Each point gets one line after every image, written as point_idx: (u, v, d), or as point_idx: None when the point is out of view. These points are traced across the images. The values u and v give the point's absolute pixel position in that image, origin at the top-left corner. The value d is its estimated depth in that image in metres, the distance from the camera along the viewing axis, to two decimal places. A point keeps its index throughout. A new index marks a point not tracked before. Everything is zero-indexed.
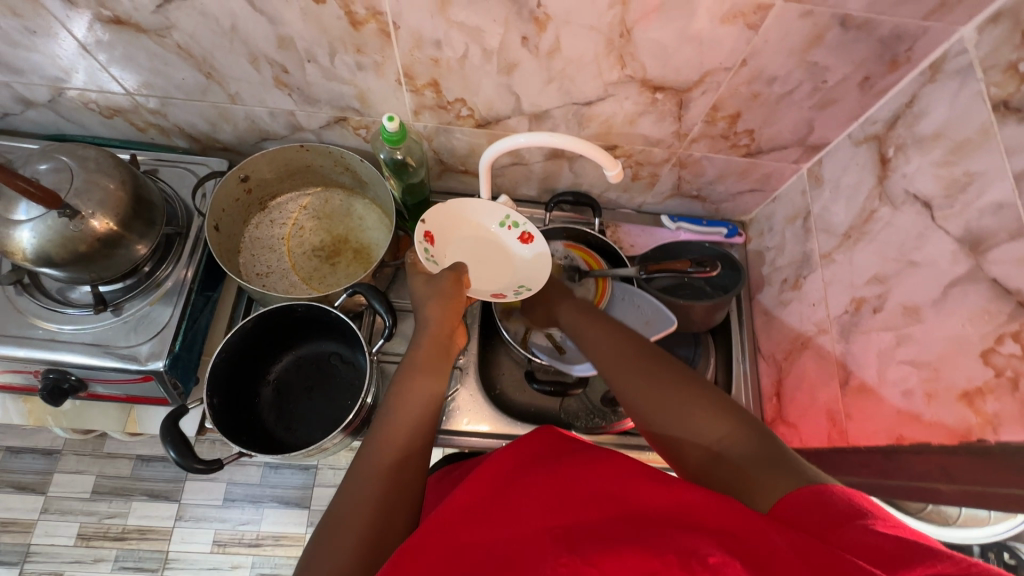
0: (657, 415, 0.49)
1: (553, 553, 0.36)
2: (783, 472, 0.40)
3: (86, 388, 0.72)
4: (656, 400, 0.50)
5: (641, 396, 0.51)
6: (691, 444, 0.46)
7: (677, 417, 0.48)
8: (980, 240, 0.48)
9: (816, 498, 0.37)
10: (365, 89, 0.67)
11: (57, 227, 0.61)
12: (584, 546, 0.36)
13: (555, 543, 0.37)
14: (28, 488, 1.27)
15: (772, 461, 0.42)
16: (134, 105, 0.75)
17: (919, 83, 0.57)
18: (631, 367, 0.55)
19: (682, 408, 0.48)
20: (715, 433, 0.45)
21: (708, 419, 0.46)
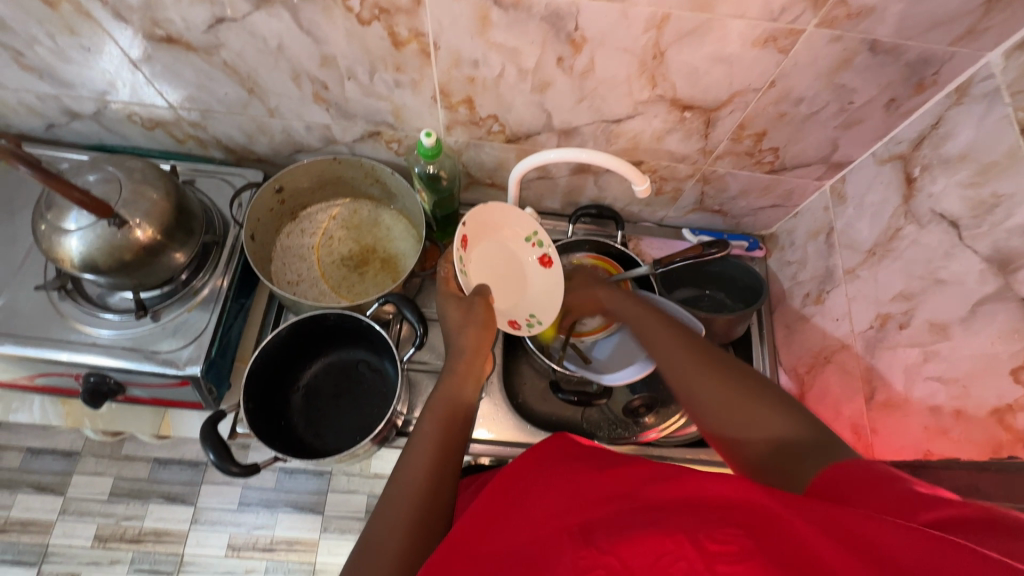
0: (708, 415, 0.50)
1: (572, 549, 0.37)
2: (828, 460, 0.41)
3: (123, 391, 0.74)
4: (712, 397, 0.50)
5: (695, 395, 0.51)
6: (737, 440, 0.47)
7: (727, 413, 0.48)
8: (1010, 260, 0.49)
9: (854, 475, 0.38)
10: (400, 105, 0.70)
11: (105, 236, 0.63)
12: (600, 536, 0.38)
13: (572, 537, 0.39)
14: (49, 489, 1.29)
15: (818, 450, 0.42)
16: (175, 118, 0.77)
17: (945, 105, 0.58)
18: (682, 358, 0.55)
19: (735, 403, 0.48)
20: (764, 431, 0.45)
21: (759, 415, 0.46)
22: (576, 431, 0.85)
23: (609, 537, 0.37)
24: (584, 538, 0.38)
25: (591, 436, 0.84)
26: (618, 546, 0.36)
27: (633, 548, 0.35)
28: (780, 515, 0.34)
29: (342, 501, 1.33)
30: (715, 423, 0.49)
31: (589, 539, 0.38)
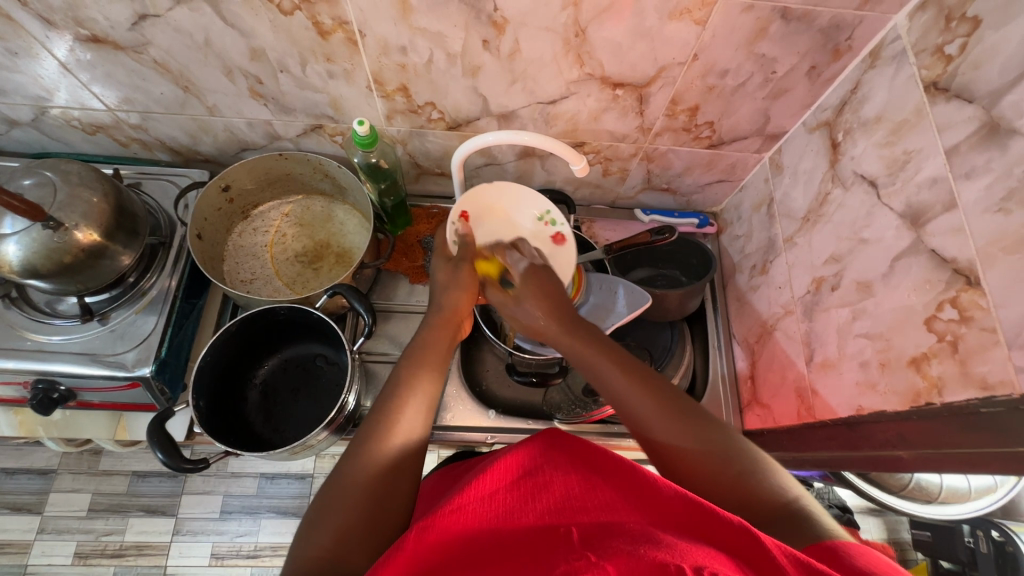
0: (684, 457, 0.49)
1: (567, 553, 0.33)
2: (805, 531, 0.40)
3: (75, 397, 0.74)
4: (698, 448, 0.49)
5: (676, 442, 0.50)
6: (712, 497, 0.47)
7: (709, 468, 0.48)
8: (920, 213, 0.50)
9: (838, 554, 0.35)
10: (337, 97, 0.70)
11: (42, 239, 0.63)
12: (593, 543, 0.34)
13: (562, 540, 0.35)
14: (24, 509, 1.27)
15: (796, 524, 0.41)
16: (115, 120, 0.77)
17: (861, 70, 0.60)
18: (652, 425, 0.52)
19: (714, 457, 0.48)
20: (745, 490, 0.46)
21: (749, 471, 0.47)
22: (537, 414, 0.87)
23: (608, 548, 0.33)
24: (581, 545, 0.34)
25: (551, 417, 0.86)
26: (615, 556, 0.32)
27: (630, 562, 0.31)
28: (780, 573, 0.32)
29: None
30: (688, 473, 0.48)
31: (586, 547, 0.34)
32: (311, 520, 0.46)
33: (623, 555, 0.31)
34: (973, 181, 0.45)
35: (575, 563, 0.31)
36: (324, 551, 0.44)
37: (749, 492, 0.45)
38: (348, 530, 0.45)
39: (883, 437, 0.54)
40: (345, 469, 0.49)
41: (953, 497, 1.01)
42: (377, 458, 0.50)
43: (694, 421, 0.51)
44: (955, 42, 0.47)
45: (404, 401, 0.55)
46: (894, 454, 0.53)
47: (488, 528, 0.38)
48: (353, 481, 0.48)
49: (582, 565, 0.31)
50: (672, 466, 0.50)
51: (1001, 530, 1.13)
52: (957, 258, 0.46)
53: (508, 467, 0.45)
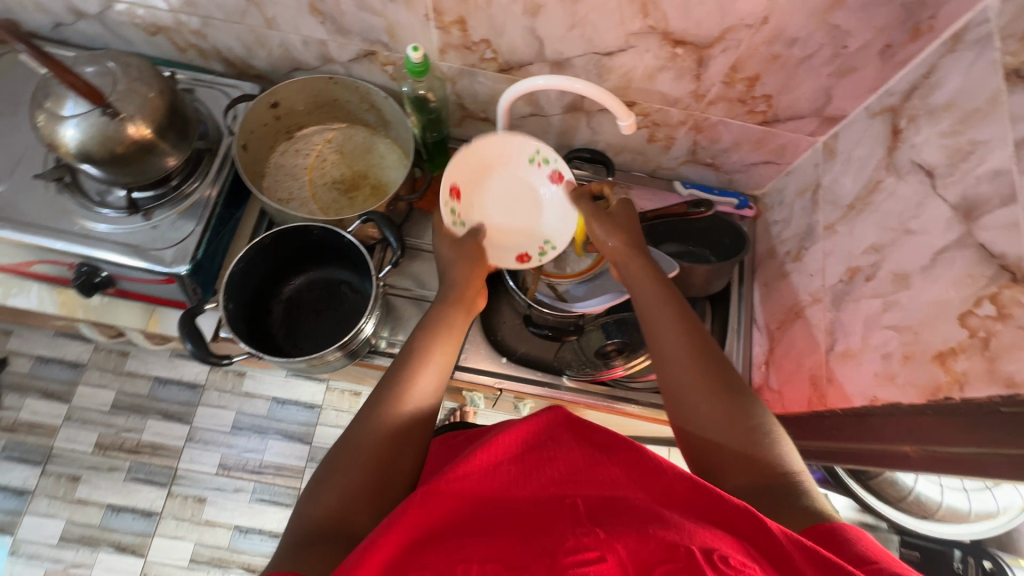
0: (706, 425, 0.51)
1: (574, 526, 0.35)
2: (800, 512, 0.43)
3: (115, 285, 0.78)
4: (720, 416, 0.51)
5: (699, 407, 0.52)
6: (723, 455, 0.49)
7: (725, 436, 0.50)
8: (974, 206, 0.48)
9: (841, 539, 0.38)
10: (394, 23, 0.70)
11: (98, 125, 0.65)
12: (602, 520, 0.36)
13: (571, 513, 0.37)
14: (54, 395, 1.36)
15: (791, 501, 0.44)
16: (177, 23, 0.78)
17: (939, 53, 0.57)
18: (692, 374, 0.53)
19: (729, 427, 0.50)
20: (752, 462, 0.48)
21: (763, 443, 0.49)
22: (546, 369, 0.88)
23: (616, 525, 0.35)
24: (587, 519, 0.36)
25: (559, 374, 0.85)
26: (624, 535, 0.34)
27: (639, 542, 0.33)
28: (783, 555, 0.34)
29: (329, 434, 1.39)
30: (704, 437, 0.51)
31: (593, 521, 0.36)
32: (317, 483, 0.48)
33: (632, 535, 0.34)
34: None
35: (584, 540, 0.34)
36: (329, 512, 0.46)
37: (756, 463, 0.48)
38: (354, 497, 0.47)
39: (893, 430, 0.54)
40: (350, 437, 0.51)
41: (952, 516, 1.00)
42: (380, 430, 0.51)
43: (721, 389, 0.52)
44: None
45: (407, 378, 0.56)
46: (901, 448, 0.53)
47: (490, 496, 0.40)
48: (361, 448, 0.50)
49: (592, 541, 0.34)
50: (688, 430, 0.52)
51: (993, 560, 1.10)
52: (1006, 254, 0.45)
53: (513, 440, 0.45)
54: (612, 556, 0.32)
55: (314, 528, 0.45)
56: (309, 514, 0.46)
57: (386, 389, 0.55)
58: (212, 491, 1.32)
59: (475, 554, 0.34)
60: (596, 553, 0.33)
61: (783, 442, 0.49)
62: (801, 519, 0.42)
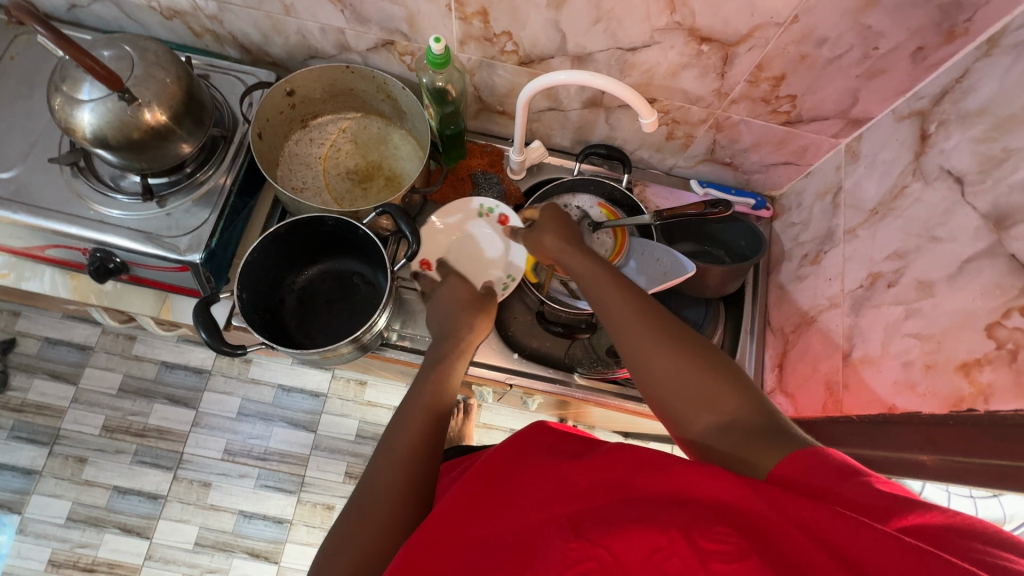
0: (662, 382, 0.49)
1: (562, 542, 0.40)
2: (775, 447, 0.42)
3: (128, 272, 0.78)
4: (673, 368, 0.49)
5: (652, 364, 0.50)
6: (688, 410, 0.47)
7: (682, 388, 0.48)
8: (1006, 216, 0.48)
9: (820, 459, 0.40)
10: (415, 12, 0.69)
11: (116, 110, 0.64)
12: (587, 528, 0.40)
13: (561, 531, 0.41)
14: (62, 377, 1.36)
15: (765, 437, 0.43)
16: (193, 8, 0.77)
17: (974, 57, 0.55)
18: (639, 337, 0.52)
19: (686, 378, 0.48)
20: (714, 408, 0.46)
21: (720, 384, 0.47)
22: (556, 365, 0.87)
23: (599, 528, 0.40)
24: (573, 533, 0.40)
25: (570, 370, 0.86)
26: (607, 539, 0.38)
27: (625, 539, 0.38)
28: (755, 516, 0.38)
29: (334, 423, 1.39)
30: (667, 399, 0.49)
31: (579, 531, 0.40)
32: (326, 552, 0.46)
33: (616, 536, 0.38)
34: None
35: (574, 552, 0.38)
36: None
37: (718, 408, 0.46)
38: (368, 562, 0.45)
39: (911, 438, 0.54)
40: (357, 500, 0.49)
41: None
42: (386, 484, 0.50)
43: (669, 340, 0.51)
44: None
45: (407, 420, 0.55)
46: (916, 457, 0.53)
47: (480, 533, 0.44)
48: (367, 513, 0.48)
49: (578, 554, 0.38)
50: (649, 393, 0.50)
51: None
52: None
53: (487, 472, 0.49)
54: (598, 562, 0.37)
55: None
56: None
57: (394, 434, 0.54)
58: (217, 476, 1.33)
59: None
60: (587, 563, 0.37)
61: (741, 376, 0.48)
62: (775, 454, 0.41)
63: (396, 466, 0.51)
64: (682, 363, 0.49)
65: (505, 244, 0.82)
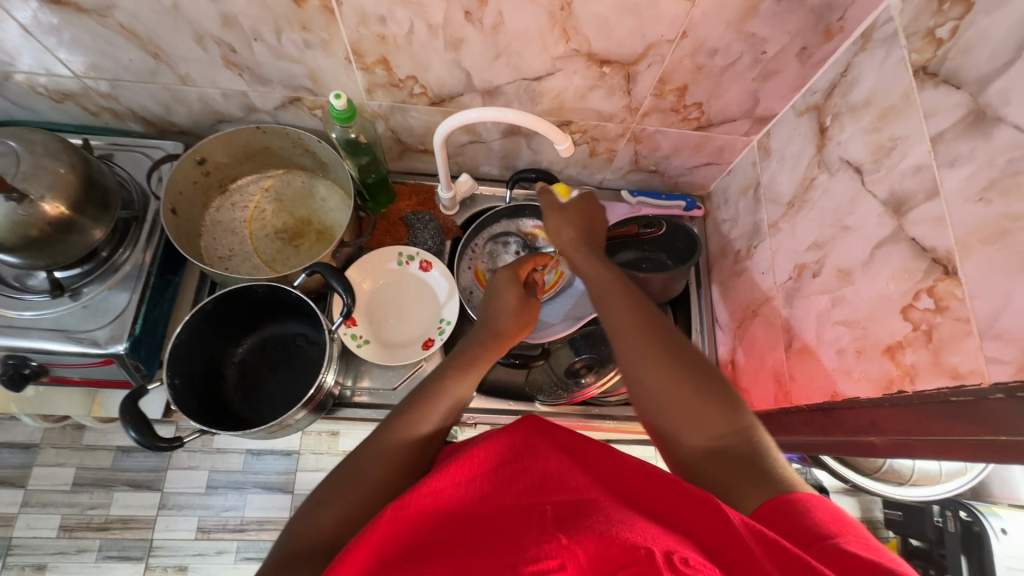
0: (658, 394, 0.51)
1: (541, 533, 0.36)
2: (756, 481, 0.43)
3: (48, 373, 0.73)
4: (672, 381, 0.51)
5: (646, 374, 0.53)
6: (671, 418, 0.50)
7: (680, 403, 0.50)
8: (902, 202, 0.50)
9: (797, 512, 0.39)
10: (315, 68, 0.67)
11: (5, 211, 0.61)
12: (570, 525, 0.37)
13: (541, 520, 0.38)
14: (7, 482, 1.27)
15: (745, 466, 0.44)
16: (84, 88, 0.74)
17: (852, 52, 0.58)
18: (642, 351, 0.55)
19: (680, 397, 0.50)
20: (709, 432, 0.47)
21: (710, 401, 0.49)
22: (519, 395, 0.86)
23: (581, 530, 0.36)
24: (553, 525, 0.37)
25: (533, 400, 0.85)
26: (586, 540, 0.34)
27: (601, 544, 0.34)
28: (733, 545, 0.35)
29: (310, 480, 1.33)
30: (652, 402, 0.51)
31: (558, 527, 0.36)
32: (308, 508, 0.48)
33: (594, 539, 0.34)
34: (956, 170, 0.44)
35: (546, 547, 0.34)
36: (322, 533, 0.46)
37: (708, 430, 0.47)
38: (349, 521, 0.47)
39: (855, 423, 0.55)
40: (350, 465, 0.51)
41: (925, 479, 1.05)
42: (384, 460, 0.51)
43: (672, 360, 0.53)
44: (946, 24, 0.46)
45: (423, 406, 0.56)
46: (867, 439, 0.54)
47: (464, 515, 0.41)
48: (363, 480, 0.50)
49: (553, 548, 0.34)
50: (638, 405, 0.53)
51: (968, 509, 1.20)
52: (936, 247, 0.46)
53: (487, 455, 0.46)
54: (571, 561, 0.33)
55: (307, 548, 0.45)
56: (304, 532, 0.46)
57: (397, 419, 0.55)
58: (193, 557, 1.26)
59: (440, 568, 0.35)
60: (558, 560, 0.33)
61: (741, 408, 0.49)
62: (759, 495, 0.41)
63: (392, 458, 0.51)
64: (678, 378, 0.51)
65: (428, 290, 0.84)
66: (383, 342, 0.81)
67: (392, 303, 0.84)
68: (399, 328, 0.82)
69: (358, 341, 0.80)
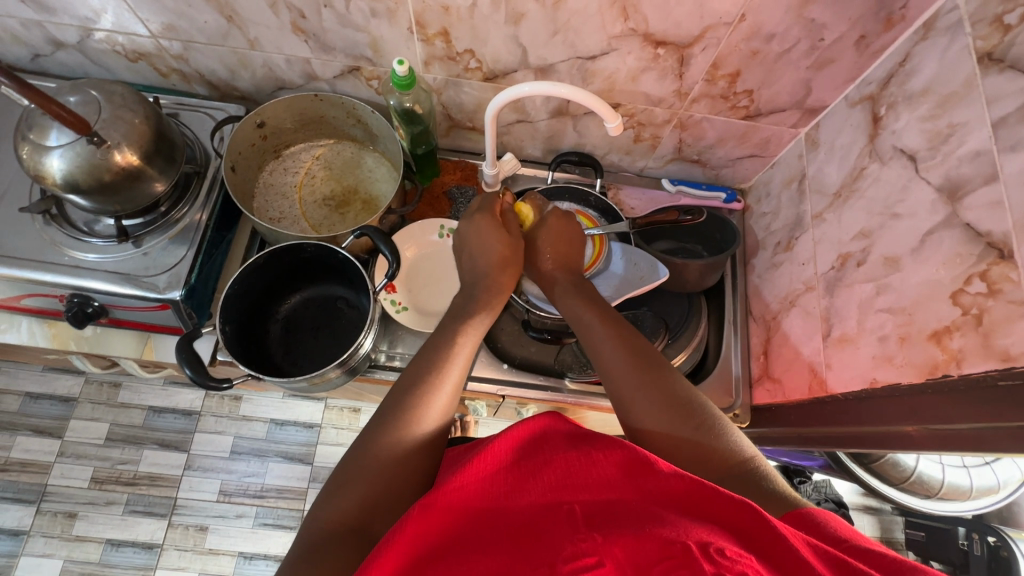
0: (664, 440, 0.53)
1: (572, 534, 0.37)
2: (770, 500, 0.45)
3: (107, 314, 0.77)
4: (666, 422, 0.53)
5: (643, 410, 0.55)
6: (672, 446, 0.52)
7: (682, 445, 0.51)
8: (958, 187, 0.50)
9: (816, 524, 0.40)
10: (378, 37, 0.70)
11: (85, 153, 0.64)
12: (600, 524, 0.37)
13: (570, 518, 0.38)
14: (46, 432, 1.32)
15: (754, 489, 0.47)
16: (158, 49, 0.78)
17: (912, 42, 0.58)
18: (637, 386, 0.56)
19: (679, 433, 0.52)
20: (715, 458, 0.50)
21: (708, 433, 0.52)
22: (548, 373, 0.87)
23: (613, 528, 0.37)
24: (585, 524, 0.38)
25: (561, 376, 0.86)
26: (621, 539, 0.36)
27: (636, 543, 0.35)
28: (767, 540, 0.36)
29: (332, 453, 1.36)
30: (654, 435, 0.53)
31: (590, 526, 0.37)
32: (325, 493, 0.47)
33: (628, 538, 0.35)
34: (1017, 153, 0.44)
35: (582, 546, 0.35)
36: (345, 519, 0.45)
37: (713, 460, 0.50)
38: (374, 505, 0.47)
39: (894, 410, 0.55)
40: (361, 447, 0.50)
41: (954, 494, 1.03)
42: (394, 443, 0.50)
43: (672, 405, 0.54)
44: (1015, 11, 0.46)
45: (425, 394, 0.54)
46: (903, 428, 0.54)
47: (492, 506, 0.42)
48: (374, 466, 0.48)
49: (590, 547, 0.35)
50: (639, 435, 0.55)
51: (997, 535, 1.18)
52: (992, 231, 0.46)
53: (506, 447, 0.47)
54: (608, 559, 0.34)
55: (329, 534, 0.44)
56: (323, 519, 0.45)
57: (397, 409, 0.53)
58: (214, 519, 1.29)
59: (481, 565, 0.36)
60: (595, 558, 0.34)
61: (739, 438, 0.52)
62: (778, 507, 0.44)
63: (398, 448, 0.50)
64: (673, 414, 0.53)
65: None
66: (421, 310, 0.84)
67: (433, 270, 0.86)
68: (437, 295, 0.85)
69: (395, 306, 0.82)
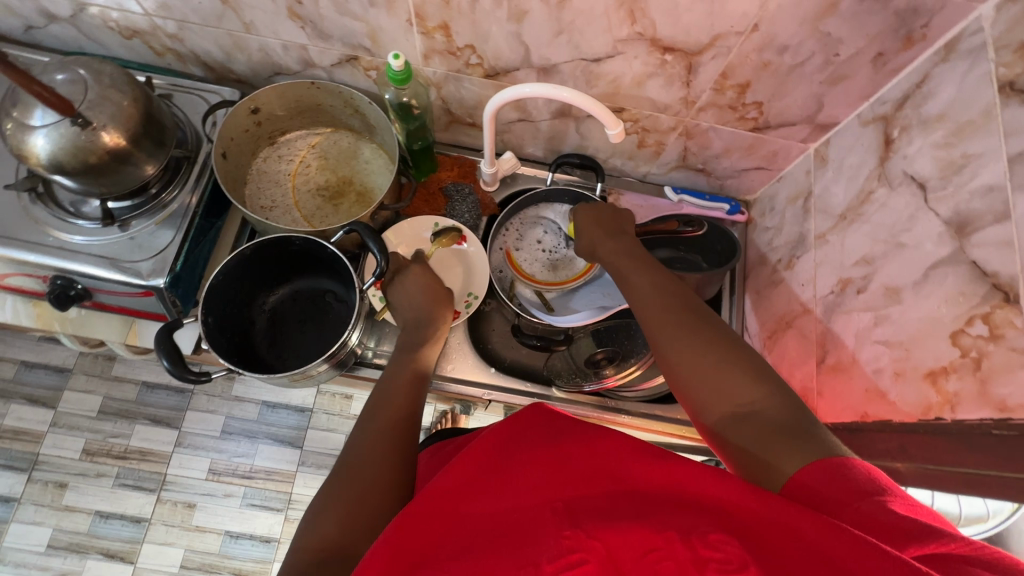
0: (690, 369, 0.48)
1: (557, 529, 0.36)
2: (798, 445, 0.39)
3: (92, 297, 0.76)
4: (703, 352, 0.49)
5: (677, 339, 0.51)
6: (696, 375, 0.47)
7: (707, 374, 0.47)
8: (967, 223, 0.47)
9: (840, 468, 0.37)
10: (376, 28, 0.68)
11: (69, 135, 0.62)
12: (584, 518, 0.36)
13: (556, 515, 0.37)
14: (40, 401, 1.33)
15: (786, 434, 0.40)
16: (152, 27, 0.76)
17: (932, 63, 0.56)
18: (674, 320, 0.53)
19: (707, 360, 0.47)
20: (746, 395, 0.44)
21: (745, 371, 0.46)
22: (535, 378, 0.85)
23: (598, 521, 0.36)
24: (568, 521, 0.36)
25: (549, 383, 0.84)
26: (602, 533, 0.35)
27: (620, 537, 0.34)
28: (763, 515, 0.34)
29: (321, 438, 1.36)
30: (680, 365, 0.49)
31: (574, 521, 0.36)
32: (309, 522, 0.46)
33: (614, 533, 0.35)
34: None
35: (567, 542, 0.35)
36: (325, 544, 0.44)
37: (741, 396, 0.44)
38: (351, 525, 0.45)
39: (884, 445, 0.54)
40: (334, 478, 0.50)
41: None
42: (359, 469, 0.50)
43: (712, 338, 0.49)
44: None
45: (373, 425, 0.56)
46: (892, 464, 0.53)
47: (475, 497, 0.40)
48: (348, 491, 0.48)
49: (574, 543, 0.35)
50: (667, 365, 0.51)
51: None
52: (998, 272, 0.44)
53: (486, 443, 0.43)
54: (592, 555, 0.34)
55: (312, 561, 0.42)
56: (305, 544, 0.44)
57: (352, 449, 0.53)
58: (202, 497, 1.30)
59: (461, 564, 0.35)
60: (579, 555, 0.34)
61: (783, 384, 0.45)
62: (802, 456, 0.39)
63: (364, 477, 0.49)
64: (710, 345, 0.49)
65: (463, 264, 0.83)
66: None
67: None
68: None
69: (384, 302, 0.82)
